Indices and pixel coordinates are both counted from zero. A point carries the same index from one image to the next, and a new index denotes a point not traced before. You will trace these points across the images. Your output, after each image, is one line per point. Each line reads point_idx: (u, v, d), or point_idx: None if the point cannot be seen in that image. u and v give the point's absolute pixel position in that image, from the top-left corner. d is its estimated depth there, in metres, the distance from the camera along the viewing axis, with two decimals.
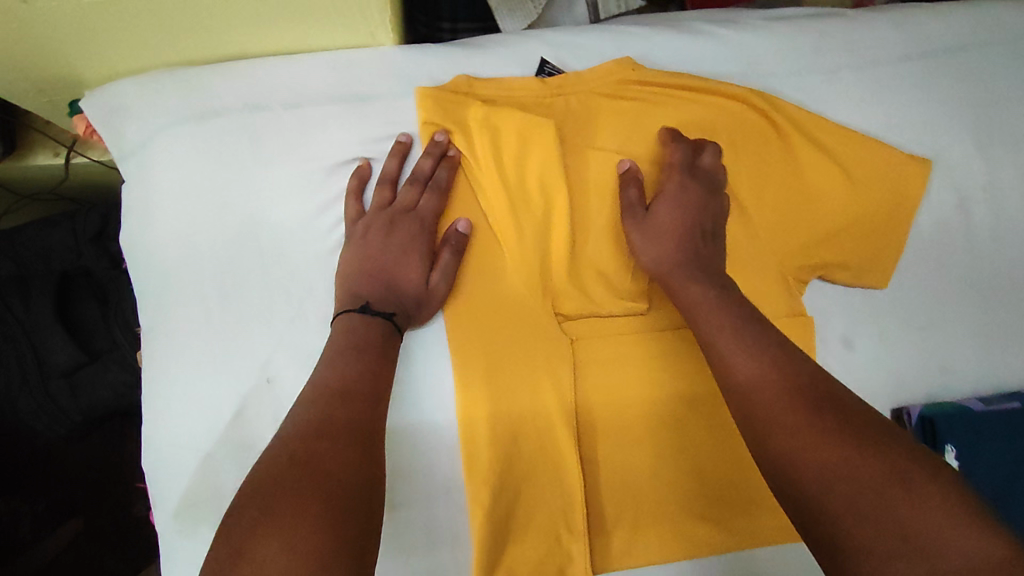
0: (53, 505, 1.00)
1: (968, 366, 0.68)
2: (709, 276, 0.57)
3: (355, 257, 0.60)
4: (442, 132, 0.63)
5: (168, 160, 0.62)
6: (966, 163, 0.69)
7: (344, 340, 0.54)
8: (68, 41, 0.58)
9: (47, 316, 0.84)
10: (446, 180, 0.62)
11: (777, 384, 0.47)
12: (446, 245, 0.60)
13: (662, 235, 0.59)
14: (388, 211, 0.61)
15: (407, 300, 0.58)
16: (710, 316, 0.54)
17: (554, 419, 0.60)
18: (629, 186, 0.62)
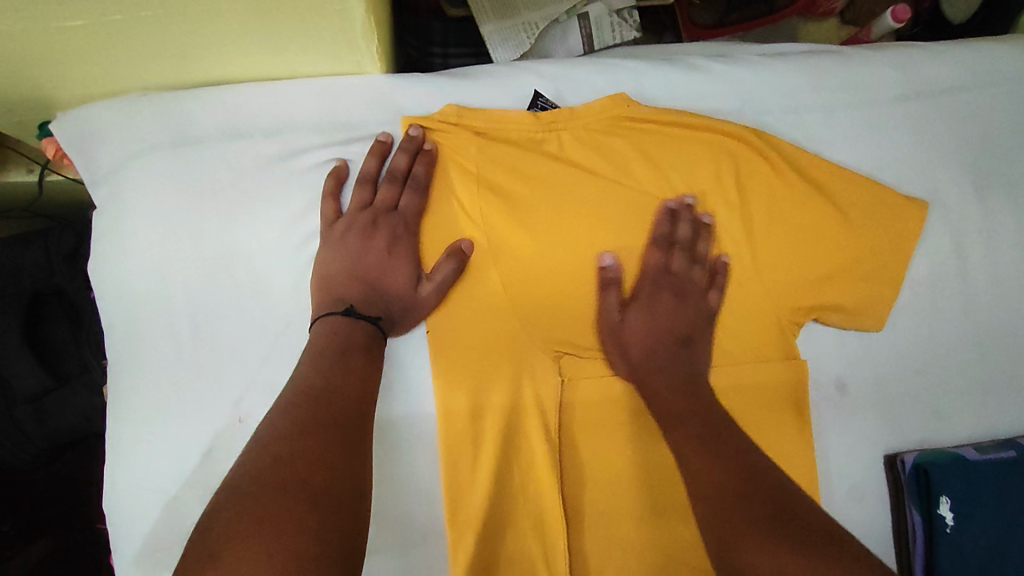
0: (20, 524, 0.95)
1: (962, 411, 0.66)
2: (673, 378, 0.58)
3: (336, 257, 0.58)
4: (417, 127, 0.61)
5: (142, 186, 0.59)
6: (962, 205, 0.68)
7: (331, 341, 0.53)
8: (36, 62, 0.55)
9: (13, 339, 0.81)
10: (424, 177, 0.61)
11: (714, 469, 0.50)
12: (446, 257, 0.58)
13: (655, 338, 0.60)
14: (371, 211, 0.59)
15: (395, 308, 0.57)
16: (664, 409, 0.56)
17: (538, 460, 0.59)
18: (607, 288, 0.61)
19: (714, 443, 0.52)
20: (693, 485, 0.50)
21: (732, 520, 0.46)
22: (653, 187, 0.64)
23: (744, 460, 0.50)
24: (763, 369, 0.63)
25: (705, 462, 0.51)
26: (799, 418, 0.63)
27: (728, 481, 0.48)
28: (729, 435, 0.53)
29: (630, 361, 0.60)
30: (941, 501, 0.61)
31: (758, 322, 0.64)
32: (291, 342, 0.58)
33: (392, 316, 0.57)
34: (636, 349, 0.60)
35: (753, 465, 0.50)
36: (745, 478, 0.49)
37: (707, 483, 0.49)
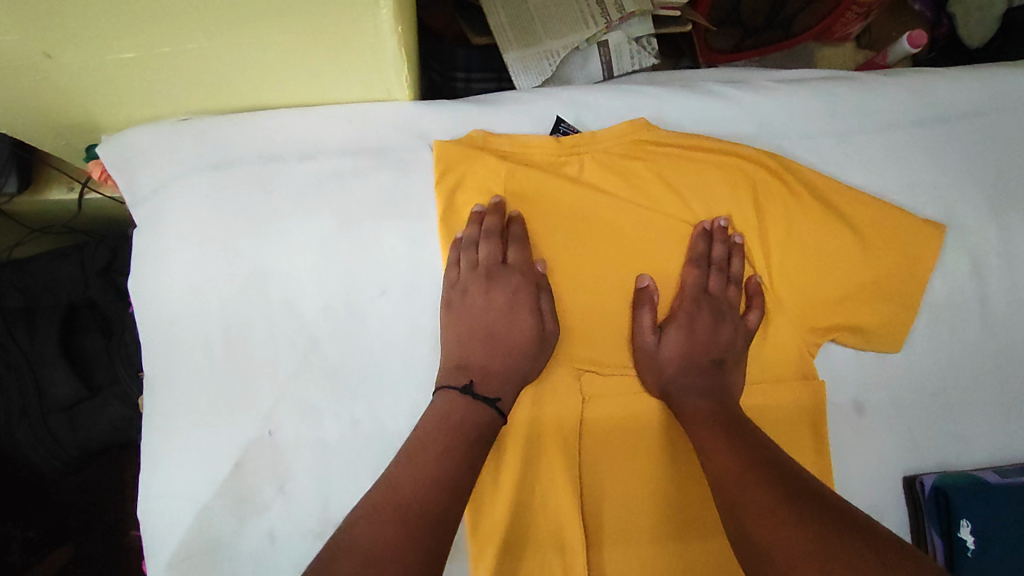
0: (45, 531, 0.99)
1: (982, 435, 0.66)
2: (708, 395, 0.60)
3: (460, 322, 0.61)
4: (497, 196, 0.63)
5: (180, 208, 0.62)
6: (979, 228, 0.69)
7: (439, 425, 0.55)
8: (87, 91, 0.59)
9: (50, 349, 0.86)
10: (521, 234, 0.63)
11: (747, 477, 0.53)
12: (542, 290, 0.62)
13: (691, 355, 0.63)
14: (482, 269, 0.62)
15: (525, 361, 0.60)
16: (701, 426, 0.58)
17: (558, 476, 0.60)
18: (643, 308, 0.63)
19: (742, 443, 0.56)
20: (724, 496, 0.53)
21: (765, 526, 0.49)
22: (674, 209, 0.66)
23: (771, 461, 0.54)
24: (779, 388, 0.64)
25: (735, 461, 0.54)
26: (817, 438, 0.63)
27: (762, 490, 0.51)
28: (755, 438, 0.57)
29: (665, 372, 0.62)
30: (962, 525, 0.61)
31: (774, 340, 0.65)
32: (321, 357, 0.60)
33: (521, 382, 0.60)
34: (672, 363, 0.62)
35: (788, 474, 0.53)
36: (780, 488, 0.51)
37: (743, 492, 0.52)
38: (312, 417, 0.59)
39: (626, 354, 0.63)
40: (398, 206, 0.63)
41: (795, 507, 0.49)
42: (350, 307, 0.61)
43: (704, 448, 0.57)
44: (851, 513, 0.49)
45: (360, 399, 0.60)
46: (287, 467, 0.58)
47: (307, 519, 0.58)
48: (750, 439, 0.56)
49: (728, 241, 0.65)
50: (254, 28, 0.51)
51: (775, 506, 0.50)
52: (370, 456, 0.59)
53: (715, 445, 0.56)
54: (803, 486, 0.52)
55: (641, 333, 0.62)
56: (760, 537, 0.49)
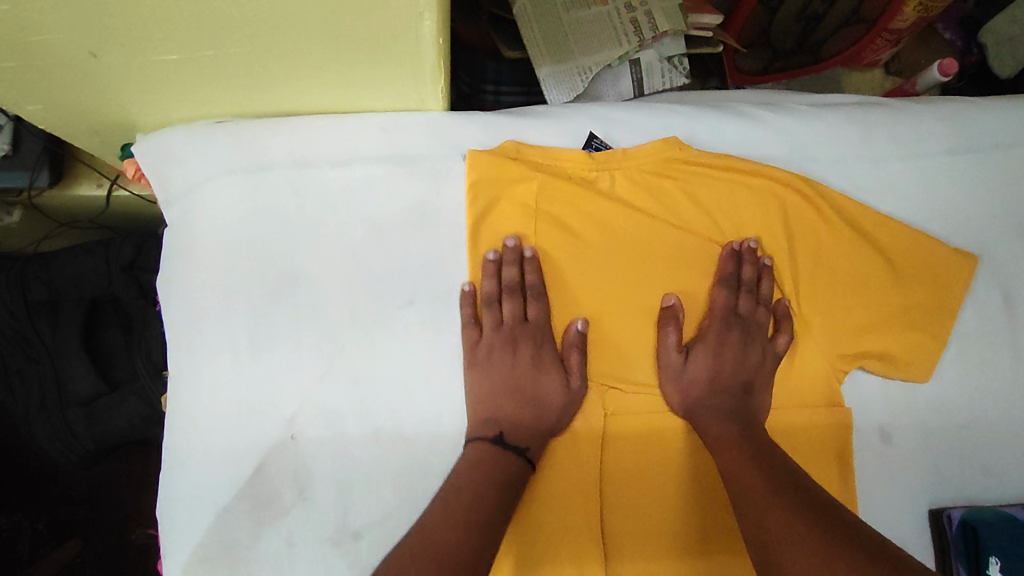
0: (54, 523, 1.00)
1: (1011, 470, 0.65)
2: (733, 415, 0.60)
3: (487, 381, 0.61)
4: (514, 237, 0.63)
5: (213, 208, 0.62)
6: (1011, 260, 0.68)
7: (473, 474, 0.56)
8: (127, 90, 0.59)
9: (72, 343, 0.88)
10: (538, 282, 0.63)
11: (775, 500, 0.52)
12: (572, 347, 0.62)
13: (718, 375, 0.62)
14: (506, 328, 0.62)
15: (547, 420, 0.60)
16: (727, 446, 0.58)
17: (579, 490, 0.60)
18: (668, 326, 0.62)
19: (769, 466, 0.55)
20: (749, 516, 0.53)
21: (793, 550, 0.49)
22: (707, 229, 0.66)
23: (800, 486, 0.54)
24: (805, 413, 0.63)
25: (762, 484, 0.54)
26: (843, 467, 0.63)
27: (792, 513, 0.51)
28: (783, 462, 0.56)
29: (692, 394, 0.62)
30: (992, 561, 0.60)
31: (805, 367, 0.65)
32: (347, 363, 0.60)
33: (542, 434, 0.60)
34: (699, 385, 0.62)
35: (819, 502, 0.52)
36: (809, 514, 0.51)
37: (771, 516, 0.51)
38: (336, 423, 0.59)
39: (650, 371, 0.63)
40: (427, 216, 0.63)
41: (829, 534, 0.48)
42: (377, 313, 0.61)
43: (732, 471, 0.56)
44: (882, 543, 0.48)
45: (384, 406, 0.60)
46: (308, 473, 0.58)
47: (327, 526, 0.57)
48: (776, 461, 0.56)
49: (758, 263, 0.65)
50: (297, 34, 0.51)
51: (804, 532, 0.49)
52: (391, 467, 0.59)
53: (741, 468, 0.56)
54: (832, 513, 0.51)
55: (666, 350, 0.62)
56: (786, 560, 0.48)
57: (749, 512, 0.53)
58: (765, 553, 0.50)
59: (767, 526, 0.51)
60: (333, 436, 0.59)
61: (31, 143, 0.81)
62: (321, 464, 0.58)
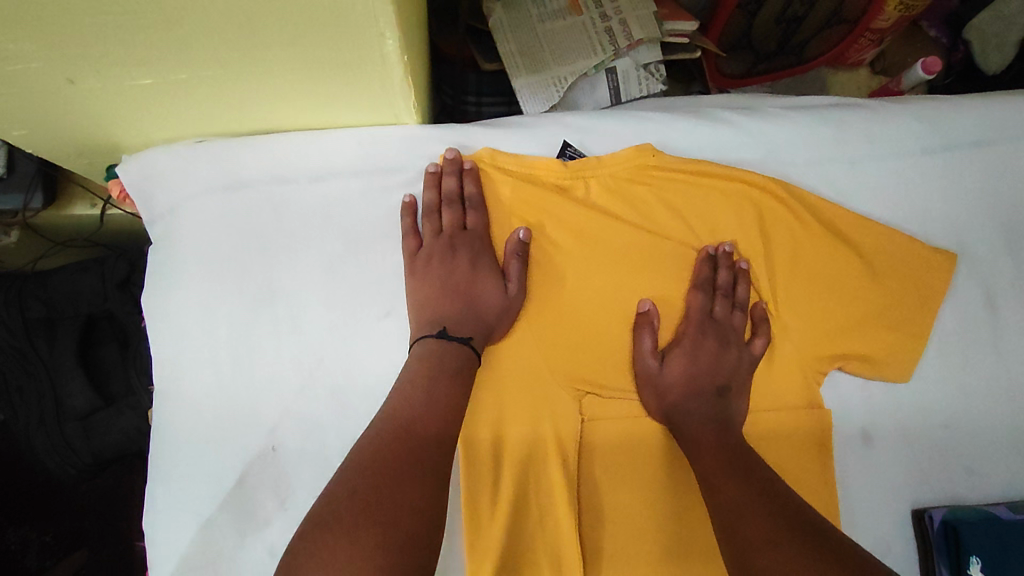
0: (61, 535, 1.01)
1: (995, 468, 0.64)
2: (712, 418, 0.60)
3: (427, 287, 0.62)
4: (454, 150, 0.65)
5: (195, 226, 0.64)
6: (992, 258, 0.68)
7: (421, 377, 0.57)
8: (107, 113, 0.60)
9: (68, 359, 0.90)
10: (476, 193, 0.64)
11: (753, 506, 0.52)
12: (511, 255, 0.63)
13: (696, 379, 0.62)
14: (445, 235, 0.63)
15: (488, 312, 0.61)
16: (704, 450, 0.58)
17: (558, 494, 0.60)
18: (644, 332, 0.63)
19: (744, 469, 0.56)
20: (724, 523, 0.53)
21: (766, 554, 0.49)
22: (685, 234, 0.66)
23: (775, 490, 0.54)
24: (786, 416, 0.64)
25: (737, 488, 0.54)
26: (823, 466, 0.63)
27: (765, 516, 0.51)
28: (760, 467, 0.56)
29: (672, 398, 0.62)
30: (971, 562, 0.60)
31: (785, 371, 0.65)
32: (326, 370, 0.61)
33: (487, 324, 0.61)
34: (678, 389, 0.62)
35: (795, 509, 0.52)
36: (781, 518, 0.51)
37: (745, 518, 0.52)
38: (316, 431, 0.60)
39: (627, 377, 0.63)
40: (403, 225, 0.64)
41: (801, 541, 0.49)
42: (355, 324, 0.62)
43: (709, 476, 0.56)
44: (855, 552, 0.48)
45: (364, 409, 0.61)
46: (289, 481, 0.59)
47: None
48: (753, 465, 0.56)
49: (734, 266, 0.65)
50: (265, 55, 0.52)
51: (778, 538, 0.49)
52: None
53: (718, 473, 0.56)
54: (806, 519, 0.51)
55: (645, 356, 0.62)
56: (760, 567, 0.48)
57: (724, 518, 0.53)
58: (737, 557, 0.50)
59: (742, 532, 0.51)
60: (313, 443, 0.60)
61: (25, 167, 0.83)
62: (301, 472, 0.59)
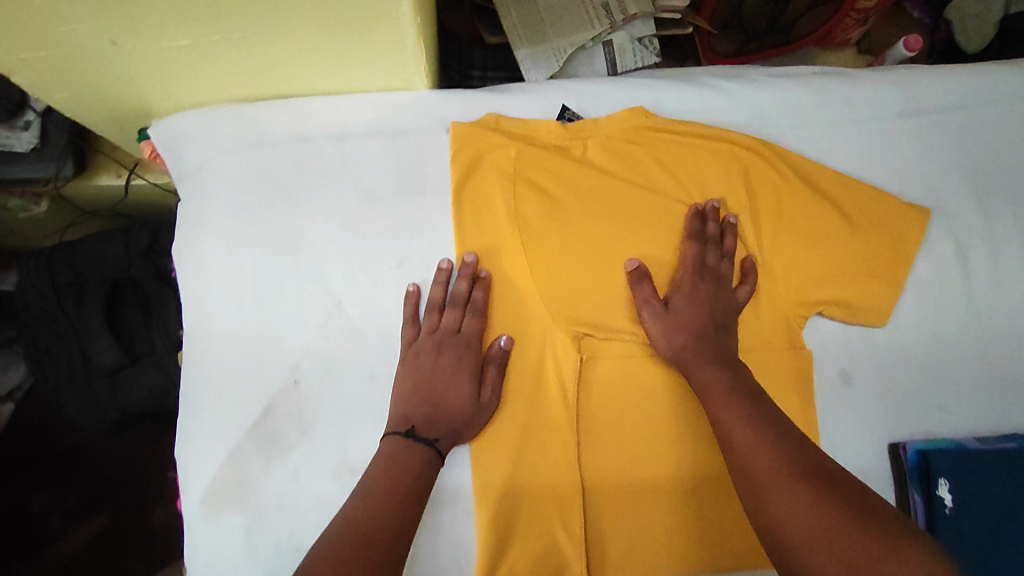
0: (83, 500, 1.07)
1: (966, 406, 0.69)
2: (718, 359, 0.63)
3: (410, 377, 0.64)
4: (471, 253, 0.67)
5: (221, 180, 0.69)
6: (963, 213, 0.72)
7: (385, 475, 0.57)
8: (143, 75, 0.66)
9: (96, 320, 0.96)
10: (482, 302, 0.66)
11: (771, 457, 0.53)
12: (491, 361, 0.65)
13: (699, 320, 0.65)
14: (438, 334, 0.65)
15: (458, 419, 0.63)
16: (715, 395, 0.60)
17: (557, 424, 0.66)
18: (642, 282, 0.67)
19: (760, 417, 0.57)
20: (742, 476, 0.54)
21: (784, 511, 0.49)
22: (677, 189, 0.71)
23: (811, 457, 0.53)
24: (771, 355, 0.68)
25: (753, 439, 0.55)
26: (804, 401, 0.68)
27: (781, 468, 0.52)
28: (794, 435, 0.55)
29: (672, 359, 0.65)
30: (941, 484, 0.65)
31: (770, 317, 0.69)
32: (343, 314, 0.66)
33: (456, 427, 0.62)
34: (699, 374, 0.62)
35: (818, 463, 0.52)
36: (801, 471, 0.51)
37: (763, 468, 0.53)
38: (334, 368, 0.66)
39: (623, 320, 0.68)
40: (414, 181, 0.69)
41: (825, 495, 0.49)
42: (369, 272, 0.67)
43: (742, 449, 0.55)
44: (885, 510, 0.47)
45: (377, 350, 0.66)
46: (309, 413, 0.65)
47: (328, 460, 0.64)
48: (773, 416, 0.57)
49: (722, 222, 0.70)
50: (289, 18, 0.57)
51: (796, 493, 0.50)
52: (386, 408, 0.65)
53: (735, 417, 0.57)
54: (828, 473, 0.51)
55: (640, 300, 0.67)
56: (779, 520, 0.49)
57: (741, 468, 0.54)
58: (758, 511, 0.52)
59: (761, 483, 0.52)
60: (332, 378, 0.65)
61: (55, 137, 0.88)
62: (319, 405, 0.65)
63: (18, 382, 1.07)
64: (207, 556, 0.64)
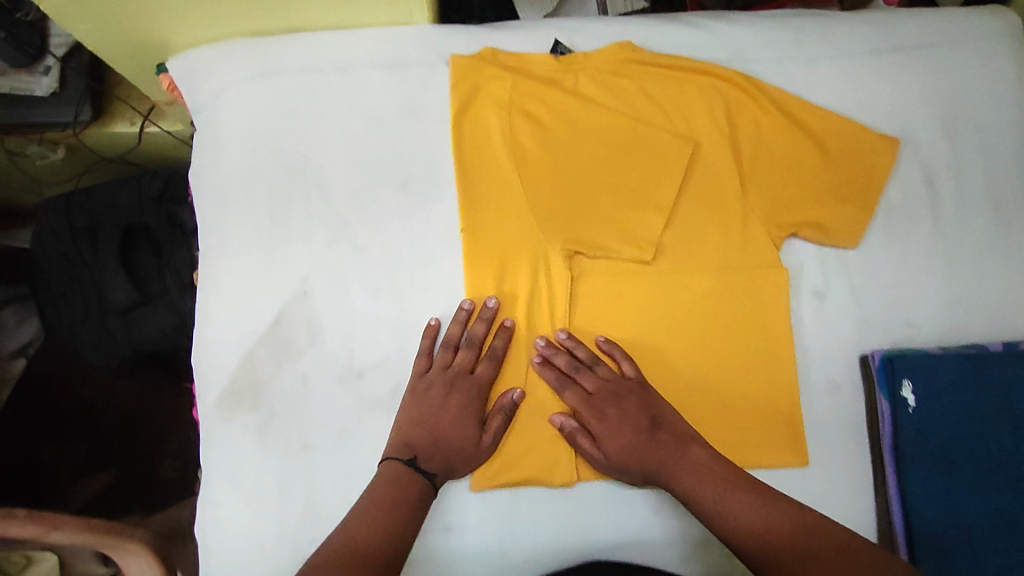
0: (89, 454, 1.09)
1: (931, 321, 0.74)
2: (675, 443, 0.64)
3: (415, 410, 0.66)
4: (494, 298, 0.69)
5: (235, 107, 0.73)
6: (931, 143, 0.77)
7: (387, 492, 0.60)
8: (162, 8, 0.70)
9: (111, 260, 1.00)
10: (501, 349, 0.69)
11: (776, 524, 0.55)
12: (498, 410, 0.67)
13: (631, 412, 0.66)
14: (450, 371, 0.67)
15: (457, 458, 0.65)
16: (679, 468, 0.62)
17: (549, 334, 0.71)
18: (579, 348, 0.70)
19: (741, 486, 0.59)
20: (747, 541, 0.55)
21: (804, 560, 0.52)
22: (663, 119, 0.75)
23: (802, 516, 0.55)
24: (751, 273, 0.73)
25: (751, 512, 0.56)
26: (780, 316, 0.73)
27: (774, 520, 0.55)
28: (778, 498, 0.57)
29: (629, 465, 0.65)
30: (904, 385, 0.69)
31: (752, 239, 0.74)
32: (349, 232, 0.71)
33: (453, 465, 0.65)
34: (670, 459, 0.63)
35: (810, 519, 0.55)
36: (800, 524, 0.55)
37: (764, 533, 0.55)
38: (341, 281, 0.70)
39: (611, 241, 0.72)
40: (416, 111, 0.74)
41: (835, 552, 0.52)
42: (374, 194, 0.72)
43: (734, 510, 0.57)
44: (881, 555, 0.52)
45: (381, 267, 0.71)
46: (318, 322, 0.70)
47: (336, 364, 0.69)
48: (742, 478, 0.59)
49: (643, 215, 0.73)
50: None
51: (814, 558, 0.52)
52: (388, 318, 0.70)
53: (715, 496, 0.58)
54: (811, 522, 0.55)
55: (626, 222, 0.72)
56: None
57: (741, 534, 0.56)
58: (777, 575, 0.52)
59: (774, 559, 0.53)
60: (339, 290, 0.70)
61: (76, 82, 0.93)
62: (326, 315, 0.70)
63: (30, 340, 1.11)
64: (220, 454, 0.69)
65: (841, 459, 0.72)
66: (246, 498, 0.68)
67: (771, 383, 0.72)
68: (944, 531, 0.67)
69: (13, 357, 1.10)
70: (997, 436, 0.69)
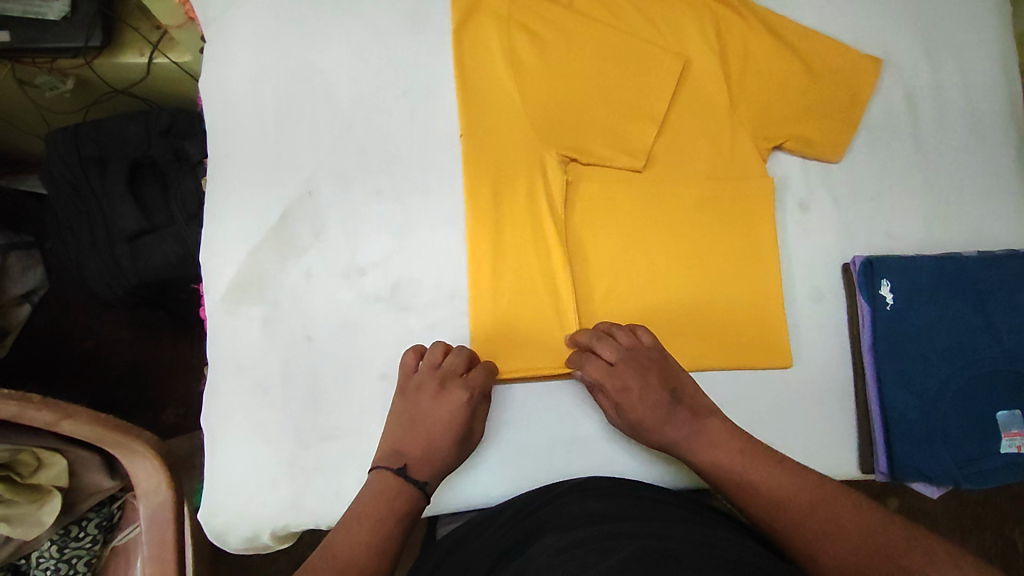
0: (95, 402, 1.15)
1: (910, 232, 0.77)
2: (691, 416, 0.67)
3: (404, 412, 0.67)
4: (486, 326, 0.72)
5: (244, 19, 0.75)
6: (912, 63, 0.80)
7: (375, 502, 0.61)
8: None
9: (119, 188, 1.01)
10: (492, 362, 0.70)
11: (793, 488, 0.60)
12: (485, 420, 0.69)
13: (651, 388, 0.67)
14: (439, 373, 0.68)
15: (445, 466, 0.66)
16: (696, 441, 0.66)
17: (545, 236, 0.73)
18: (587, 335, 0.70)
19: (755, 458, 0.63)
20: (764, 504, 0.60)
21: (812, 519, 0.57)
22: (657, 37, 0.78)
23: (812, 483, 0.60)
24: (739, 183, 0.76)
25: (772, 476, 0.61)
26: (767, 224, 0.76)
27: (792, 481, 0.60)
28: (789, 466, 0.62)
29: (647, 442, 0.68)
30: (884, 285, 0.73)
31: (741, 151, 0.76)
32: (354, 135, 0.74)
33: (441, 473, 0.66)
34: (686, 438, 0.66)
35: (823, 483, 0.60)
36: (815, 485, 0.60)
37: (784, 492, 0.60)
38: (344, 182, 0.73)
39: (604, 147, 0.75)
40: (418, 23, 0.77)
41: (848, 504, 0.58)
42: (377, 99, 0.75)
43: (753, 481, 0.61)
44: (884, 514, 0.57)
45: (383, 170, 0.74)
46: (322, 220, 0.73)
47: (340, 260, 0.72)
48: (756, 448, 0.64)
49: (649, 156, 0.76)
50: None
51: (824, 516, 0.57)
52: (390, 218, 0.73)
53: (732, 462, 0.63)
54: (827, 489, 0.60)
55: (620, 130, 0.75)
56: (808, 533, 0.57)
57: (755, 498, 0.61)
58: (787, 537, 0.58)
59: (783, 518, 0.58)
60: (344, 188, 0.73)
61: (86, 7, 0.96)
62: (331, 214, 0.72)
63: (34, 287, 1.12)
64: (226, 344, 0.71)
65: (823, 359, 0.75)
66: (250, 387, 0.70)
67: (760, 289, 0.75)
68: (919, 423, 0.71)
69: (18, 303, 1.09)
70: (972, 332, 0.72)
